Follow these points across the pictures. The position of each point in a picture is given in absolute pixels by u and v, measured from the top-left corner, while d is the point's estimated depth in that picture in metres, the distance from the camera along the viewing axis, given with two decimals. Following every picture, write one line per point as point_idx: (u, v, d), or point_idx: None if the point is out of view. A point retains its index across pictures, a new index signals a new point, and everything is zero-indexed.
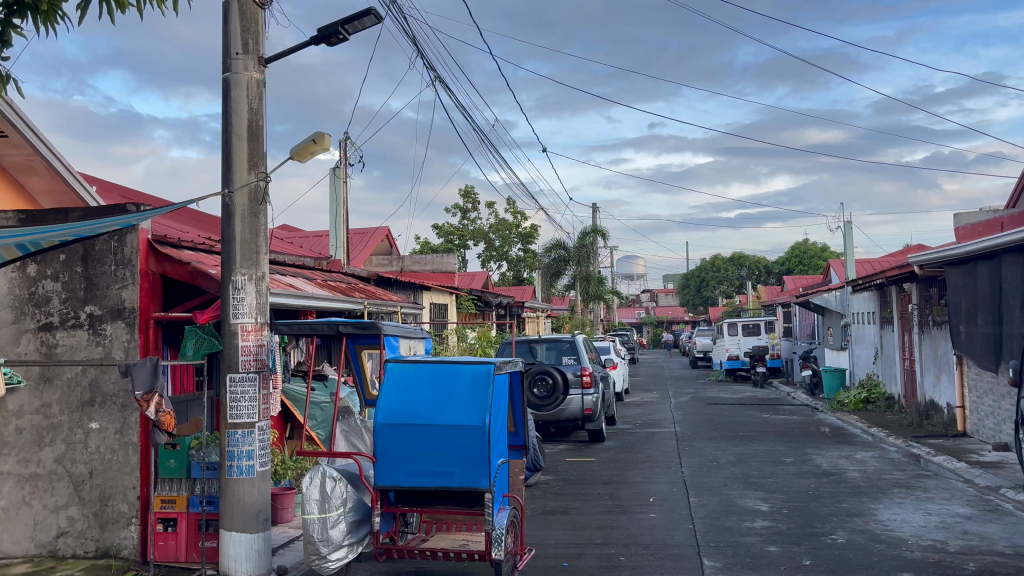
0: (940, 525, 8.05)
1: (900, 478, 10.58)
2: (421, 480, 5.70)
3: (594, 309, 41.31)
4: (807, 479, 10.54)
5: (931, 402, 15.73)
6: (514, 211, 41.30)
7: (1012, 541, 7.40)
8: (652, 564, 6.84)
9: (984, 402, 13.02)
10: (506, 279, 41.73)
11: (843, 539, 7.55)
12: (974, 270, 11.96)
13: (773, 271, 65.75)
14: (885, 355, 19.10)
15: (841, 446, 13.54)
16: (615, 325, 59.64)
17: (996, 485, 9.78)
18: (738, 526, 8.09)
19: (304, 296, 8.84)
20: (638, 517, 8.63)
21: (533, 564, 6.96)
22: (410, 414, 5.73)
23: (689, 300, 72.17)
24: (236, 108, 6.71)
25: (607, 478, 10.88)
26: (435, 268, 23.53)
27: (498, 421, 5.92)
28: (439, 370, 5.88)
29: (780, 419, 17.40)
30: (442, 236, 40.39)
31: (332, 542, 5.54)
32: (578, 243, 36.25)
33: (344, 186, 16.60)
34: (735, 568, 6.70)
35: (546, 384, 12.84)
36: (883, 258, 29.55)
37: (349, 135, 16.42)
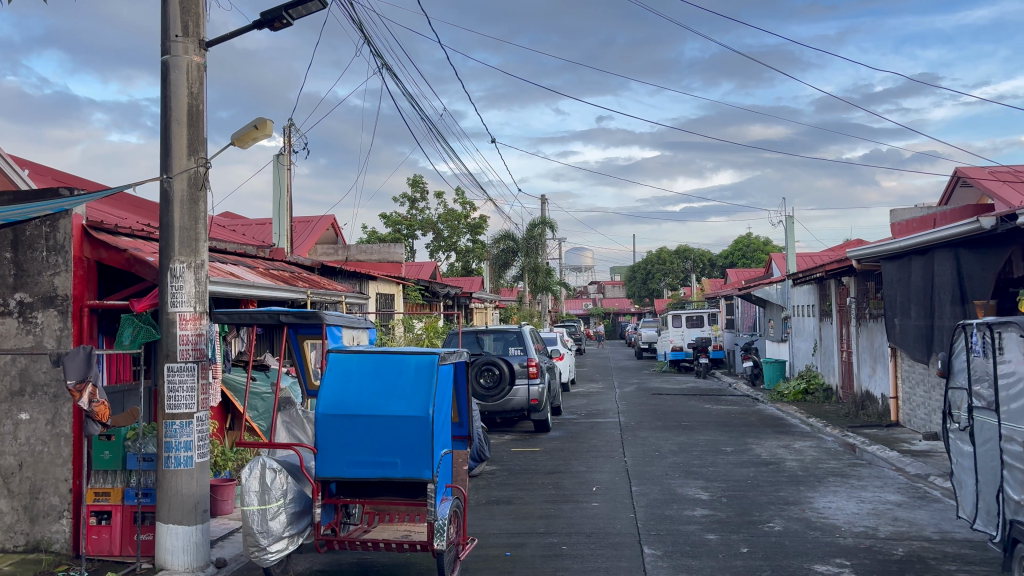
0: (872, 512, 8.29)
1: (835, 467, 10.87)
2: (362, 470, 5.67)
3: (543, 300, 41.46)
4: (747, 468, 10.76)
5: (866, 392, 16.16)
6: (463, 201, 41.17)
7: (939, 527, 7.65)
8: (593, 552, 6.92)
9: (916, 393, 13.41)
10: (454, 269, 41.63)
11: (779, 527, 7.72)
12: (908, 264, 12.30)
13: (717, 264, 66.82)
14: (823, 347, 19.55)
15: (780, 435, 13.84)
16: (564, 317, 59.97)
17: (925, 473, 10.11)
18: (678, 514, 8.23)
19: (245, 285, 8.71)
20: (581, 506, 8.70)
21: (477, 553, 6.97)
22: (352, 404, 5.69)
23: (635, 292, 72.94)
24: (175, 92, 6.56)
25: (551, 468, 10.96)
26: (381, 257, 23.34)
27: (442, 412, 5.92)
28: (382, 361, 5.83)
29: (721, 409, 17.71)
30: (389, 226, 40.08)
31: (272, 533, 5.49)
32: (527, 235, 36.37)
33: (288, 173, 16.36)
34: (674, 555, 6.82)
35: (493, 374, 12.86)
36: (823, 252, 30.24)
37: (293, 121, 16.17)
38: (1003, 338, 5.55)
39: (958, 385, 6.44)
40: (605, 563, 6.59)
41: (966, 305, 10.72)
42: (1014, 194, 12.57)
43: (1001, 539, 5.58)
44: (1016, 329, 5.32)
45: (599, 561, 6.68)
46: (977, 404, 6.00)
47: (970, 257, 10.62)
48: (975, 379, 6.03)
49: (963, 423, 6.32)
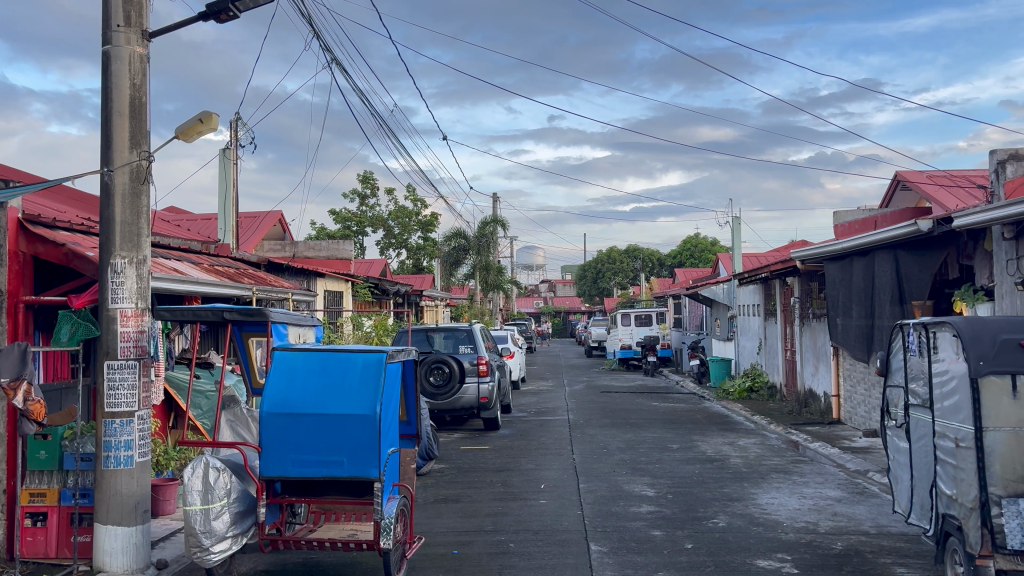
0: (813, 508, 8.47)
1: (778, 464, 11.08)
2: (308, 469, 5.61)
3: (493, 298, 41.49)
4: (692, 465, 10.91)
5: (809, 390, 16.52)
6: (414, 198, 40.96)
7: (876, 522, 7.85)
8: (539, 549, 6.95)
9: (856, 391, 13.74)
10: (405, 267, 41.42)
11: (723, 523, 7.84)
12: (850, 265, 12.59)
13: (666, 264, 67.64)
14: (768, 346, 19.92)
15: (725, 433, 14.08)
16: (514, 316, 60.12)
17: (865, 469, 10.37)
18: (625, 511, 8.31)
19: (189, 281, 8.56)
20: (528, 504, 8.73)
21: (423, 552, 6.96)
22: (297, 402, 5.63)
23: (585, 291, 73.43)
24: (117, 84, 6.40)
25: (500, 466, 10.97)
26: (330, 254, 23.10)
27: (389, 410, 5.88)
28: (329, 359, 5.78)
29: (668, 407, 17.92)
30: (339, 222, 39.69)
31: (215, 534, 5.40)
32: (478, 233, 36.33)
33: (235, 168, 16.09)
34: (619, 551, 6.89)
35: (442, 372, 12.81)
36: (769, 253, 30.84)
37: (240, 114, 15.92)
38: (937, 337, 5.71)
39: (895, 382, 6.62)
40: (552, 560, 6.63)
41: (904, 306, 11.00)
42: (952, 198, 12.93)
43: (935, 532, 5.74)
44: (949, 328, 5.49)
45: (546, 558, 6.71)
46: (913, 402, 6.16)
47: (908, 258, 10.90)
48: (912, 378, 6.19)
49: (900, 420, 6.49)
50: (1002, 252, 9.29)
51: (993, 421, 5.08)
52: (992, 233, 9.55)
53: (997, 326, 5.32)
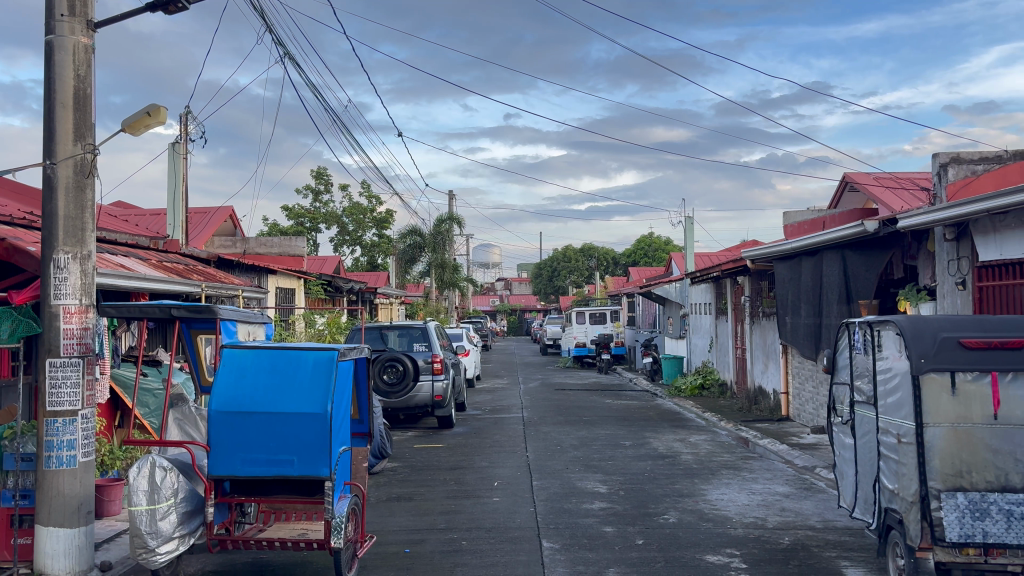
0: (762, 503, 8.61)
1: (728, 460, 11.25)
2: (257, 468, 5.55)
3: (449, 296, 41.41)
4: (644, 461, 11.01)
5: (759, 387, 16.80)
6: (369, 195, 40.68)
7: (822, 516, 8.01)
8: (492, 547, 6.96)
9: (804, 388, 14.00)
10: (359, 264, 41.14)
11: (674, 519, 7.94)
12: (799, 264, 12.82)
13: (620, 263, 68.21)
14: (719, 344, 20.21)
15: (677, 429, 14.24)
16: (469, 313, 60.11)
17: (812, 465, 10.57)
18: (577, 508, 8.35)
19: (136, 277, 8.39)
20: (481, 501, 8.73)
21: (375, 550, 6.92)
22: (246, 401, 5.55)
23: (540, 289, 73.65)
24: (60, 74, 6.24)
25: (454, 464, 10.96)
26: (282, 250, 22.82)
27: (340, 409, 5.83)
28: (279, 357, 5.70)
29: (621, 404, 18.06)
30: (292, 218, 39.23)
31: (162, 534, 5.31)
32: (434, 230, 36.23)
33: (184, 163, 15.81)
34: (572, 548, 6.93)
35: (396, 370, 12.74)
36: (720, 252, 31.29)
37: (190, 108, 15.65)
38: (881, 336, 5.84)
39: (841, 380, 6.76)
40: (504, 558, 6.64)
41: (851, 305, 11.22)
42: (897, 199, 13.21)
43: (877, 526, 5.88)
44: (893, 326, 5.62)
45: (498, 555, 6.72)
46: (858, 399, 6.29)
47: (855, 258, 11.14)
48: (857, 375, 6.33)
49: (845, 417, 6.64)
50: (944, 253, 9.54)
51: (933, 417, 5.22)
52: (935, 234, 9.81)
53: (939, 325, 5.46)
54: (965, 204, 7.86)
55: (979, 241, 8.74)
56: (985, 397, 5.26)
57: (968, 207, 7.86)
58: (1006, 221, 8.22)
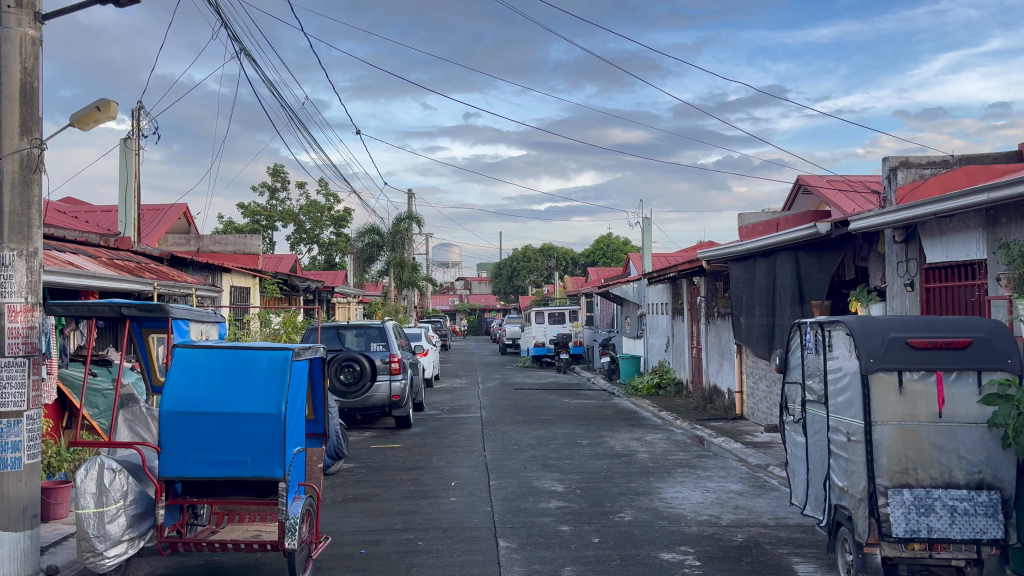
0: (716, 501, 8.72)
1: (684, 458, 11.37)
2: (209, 470, 5.47)
3: (408, 295, 41.23)
4: (601, 460, 11.08)
5: (714, 386, 17.01)
6: (326, 193, 40.33)
7: (774, 514, 8.13)
8: (447, 547, 6.96)
9: (758, 387, 14.19)
10: (316, 263, 40.78)
11: (630, 517, 8.01)
12: (753, 266, 13.01)
13: (579, 263, 68.52)
14: (675, 343, 20.42)
15: (634, 428, 14.35)
16: (428, 313, 59.97)
17: (765, 463, 10.74)
18: (534, 507, 8.38)
19: (84, 276, 8.22)
20: (438, 501, 8.71)
21: (330, 551, 6.87)
22: (198, 401, 5.47)
23: (499, 289, 73.66)
24: (6, 67, 6.09)
25: (411, 464, 10.91)
26: (237, 248, 22.52)
27: (295, 409, 5.77)
28: (232, 356, 5.63)
29: (579, 404, 18.15)
30: (248, 216, 38.73)
31: (110, 538, 5.21)
32: (392, 229, 36.01)
33: (136, 159, 15.53)
34: (528, 547, 6.95)
35: (353, 370, 12.63)
36: (678, 253, 31.62)
37: (142, 103, 15.36)
38: (832, 336, 5.94)
39: (793, 379, 6.87)
40: (460, 557, 6.64)
41: (804, 305, 11.40)
42: (849, 202, 13.47)
43: (828, 522, 5.98)
44: (843, 327, 5.72)
45: (454, 555, 6.72)
46: (809, 398, 6.40)
47: (808, 260, 11.32)
48: (809, 374, 6.43)
49: (797, 416, 6.75)
50: (893, 254, 9.76)
51: (881, 415, 5.33)
52: (885, 236, 10.02)
53: (887, 325, 5.57)
54: (913, 207, 8.02)
55: (926, 243, 8.95)
56: (931, 396, 5.39)
57: (915, 210, 8.03)
58: (952, 224, 8.43)
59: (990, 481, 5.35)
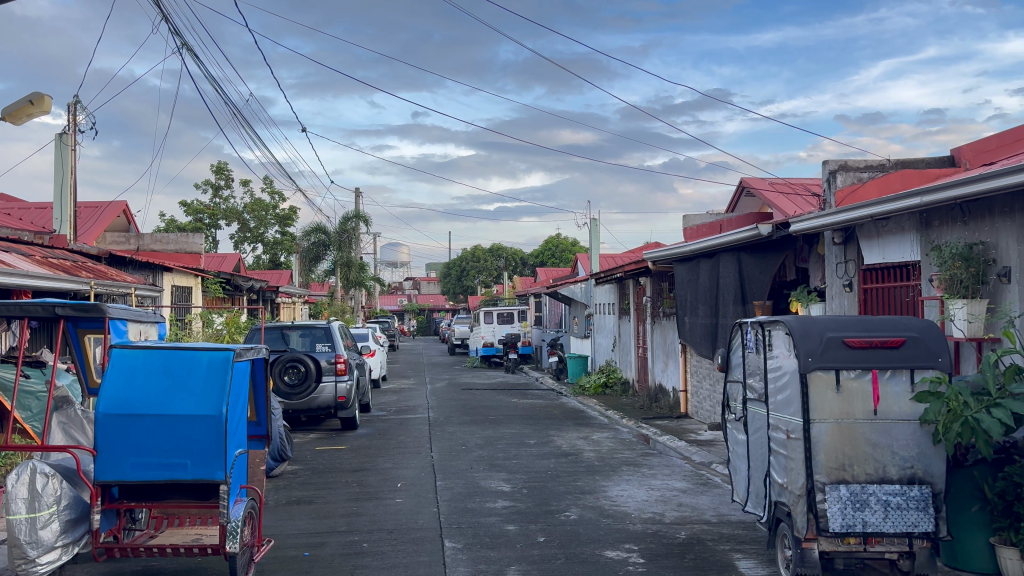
0: (660, 499, 8.82)
1: (629, 457, 11.48)
2: (148, 473, 5.35)
3: (355, 295, 40.87)
4: (547, 459, 11.13)
5: (659, 386, 17.21)
6: (271, 191, 39.76)
7: (717, 511, 8.27)
8: (393, 548, 6.92)
9: (702, 386, 14.40)
10: (261, 262, 40.19)
11: (575, 515, 8.05)
12: (697, 266, 13.20)
13: (528, 263, 68.71)
14: (622, 343, 20.61)
15: (580, 427, 14.45)
16: (376, 313, 59.53)
17: (708, 461, 10.90)
18: (480, 507, 8.37)
19: (16, 275, 7.98)
20: (384, 503, 8.66)
21: (272, 555, 6.77)
22: (136, 402, 5.35)
23: (448, 289, 73.45)
24: None
25: (356, 466, 10.81)
26: (178, 247, 22.10)
27: (236, 410, 5.68)
28: (172, 357, 5.51)
29: (526, 403, 18.20)
30: (190, 214, 37.99)
31: (42, 544, 5.07)
32: (339, 228, 35.65)
33: (73, 155, 15.12)
34: (474, 547, 6.95)
35: (298, 371, 12.47)
36: (625, 253, 31.94)
37: (79, 98, 14.96)
38: (772, 335, 6.05)
39: (734, 378, 6.99)
40: (406, 559, 6.61)
41: (746, 305, 11.59)
42: (790, 204, 13.75)
43: (767, 519, 6.10)
44: (783, 326, 5.82)
45: (400, 556, 6.69)
46: (750, 396, 6.52)
47: (750, 261, 11.52)
48: (749, 373, 6.55)
49: (738, 414, 6.88)
50: (833, 255, 9.98)
51: (819, 413, 5.46)
52: (824, 237, 10.26)
53: (825, 325, 5.68)
54: (851, 209, 8.20)
55: (864, 245, 9.17)
56: (866, 394, 5.53)
57: (853, 213, 8.23)
58: (888, 227, 8.67)
59: (921, 476, 5.50)
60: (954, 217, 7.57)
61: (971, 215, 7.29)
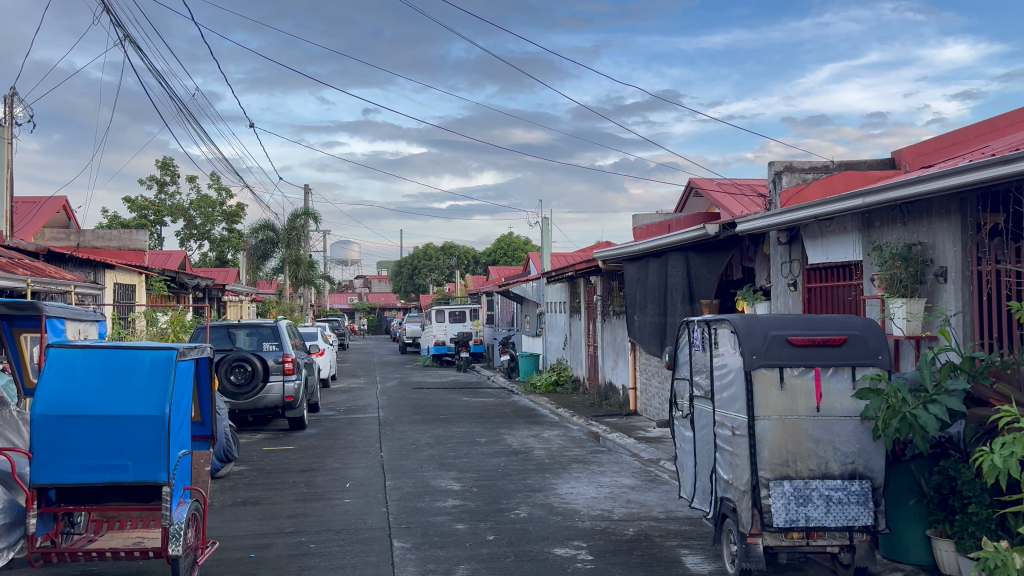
0: (609, 496, 8.90)
1: (578, 454, 11.55)
2: (87, 475, 5.23)
3: (304, 294, 40.43)
4: (498, 458, 11.15)
5: (609, 383, 17.36)
6: (219, 187, 39.12)
7: (664, 507, 8.37)
8: (341, 549, 6.86)
9: (651, 384, 14.55)
10: (207, 260, 39.53)
11: (524, 513, 8.07)
12: (646, 265, 13.33)
13: (480, 262, 68.70)
14: (572, 341, 20.71)
15: (530, 425, 14.49)
16: (326, 311, 58.94)
17: (656, 458, 11.02)
18: (430, 506, 8.34)
19: None
20: (333, 503, 8.59)
21: (217, 557, 6.66)
22: (75, 403, 5.20)
23: (399, 287, 73.07)
24: None
25: (304, 466, 10.70)
26: (122, 244, 21.63)
27: (179, 411, 5.55)
28: (112, 356, 5.36)
29: (477, 402, 18.20)
30: (134, 210, 37.18)
31: None
32: (288, 225, 35.21)
33: (10, 148, 14.68)
34: (423, 547, 6.92)
35: (244, 371, 12.28)
36: (576, 252, 32.16)
37: (16, 89, 14.53)
38: (718, 333, 6.13)
39: (682, 375, 7.06)
40: (354, 559, 6.55)
41: (694, 304, 11.74)
42: (737, 204, 13.97)
43: (714, 514, 6.18)
44: (729, 324, 5.91)
45: (347, 557, 6.63)
46: (697, 393, 6.60)
47: (698, 260, 11.66)
48: (697, 370, 6.62)
49: (685, 411, 6.96)
50: (778, 255, 10.17)
51: (763, 410, 5.56)
52: (770, 237, 10.44)
53: (769, 323, 5.78)
54: (795, 210, 8.35)
55: (808, 245, 9.36)
56: (809, 390, 5.65)
57: (798, 213, 8.40)
58: (831, 227, 8.85)
59: (862, 471, 5.63)
60: (894, 218, 7.76)
61: (911, 217, 7.49)
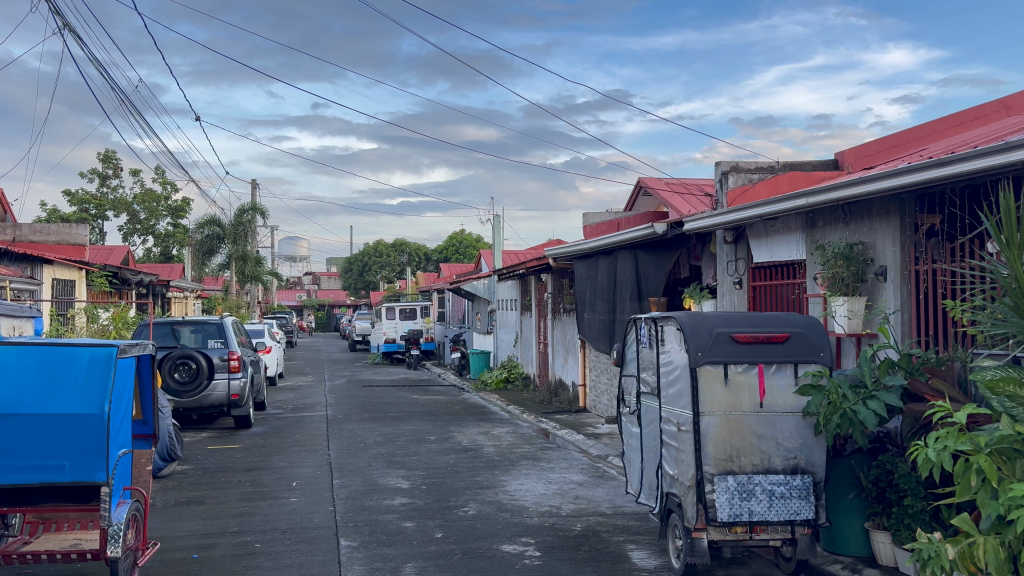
0: (557, 492, 8.95)
1: (527, 451, 11.58)
2: (23, 476, 5.13)
3: (252, 290, 39.82)
4: (447, 455, 11.11)
5: (559, 381, 17.44)
6: (163, 181, 38.30)
7: (612, 502, 8.44)
8: (285, 548, 6.78)
9: (600, 381, 14.64)
10: (151, 256, 38.68)
11: (473, 510, 8.08)
12: (596, 263, 13.40)
13: (432, 259, 68.42)
14: (523, 339, 20.74)
15: (480, 423, 14.47)
16: (274, 308, 58.14)
17: (605, 454, 11.10)
18: (378, 505, 8.29)
19: None
20: (278, 502, 8.49)
21: (159, 558, 6.52)
22: (8, 402, 5.06)
23: (349, 284, 72.44)
24: None
25: (250, 465, 10.54)
26: (61, 238, 21.03)
27: (119, 410, 5.40)
28: (46, 353, 5.18)
29: (428, 399, 18.14)
30: (74, 204, 36.19)
31: None
32: (235, 221, 34.53)
33: None
34: (370, 545, 6.88)
35: (188, 368, 12.02)
36: (529, 250, 32.22)
37: None
38: (665, 330, 6.19)
39: (629, 372, 7.12)
40: (300, 558, 6.48)
41: (642, 301, 11.84)
42: (685, 203, 14.13)
43: (659, 509, 6.24)
44: (675, 321, 5.97)
45: (293, 556, 6.56)
46: (644, 390, 6.67)
47: (646, 258, 11.76)
48: (643, 367, 6.68)
49: (632, 407, 7.03)
50: (724, 254, 10.33)
51: (708, 406, 5.64)
52: (716, 236, 10.59)
53: (714, 320, 5.85)
54: (741, 209, 8.48)
55: (753, 244, 9.51)
56: (753, 387, 5.74)
57: (743, 213, 8.53)
58: (776, 226, 9.00)
59: (803, 466, 5.75)
60: (837, 218, 7.93)
61: (853, 217, 7.66)
